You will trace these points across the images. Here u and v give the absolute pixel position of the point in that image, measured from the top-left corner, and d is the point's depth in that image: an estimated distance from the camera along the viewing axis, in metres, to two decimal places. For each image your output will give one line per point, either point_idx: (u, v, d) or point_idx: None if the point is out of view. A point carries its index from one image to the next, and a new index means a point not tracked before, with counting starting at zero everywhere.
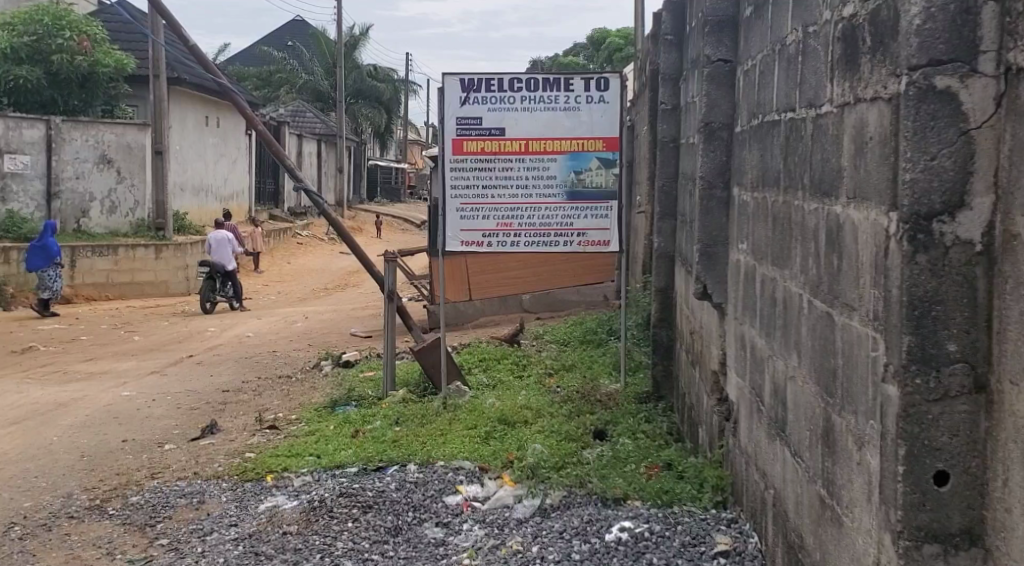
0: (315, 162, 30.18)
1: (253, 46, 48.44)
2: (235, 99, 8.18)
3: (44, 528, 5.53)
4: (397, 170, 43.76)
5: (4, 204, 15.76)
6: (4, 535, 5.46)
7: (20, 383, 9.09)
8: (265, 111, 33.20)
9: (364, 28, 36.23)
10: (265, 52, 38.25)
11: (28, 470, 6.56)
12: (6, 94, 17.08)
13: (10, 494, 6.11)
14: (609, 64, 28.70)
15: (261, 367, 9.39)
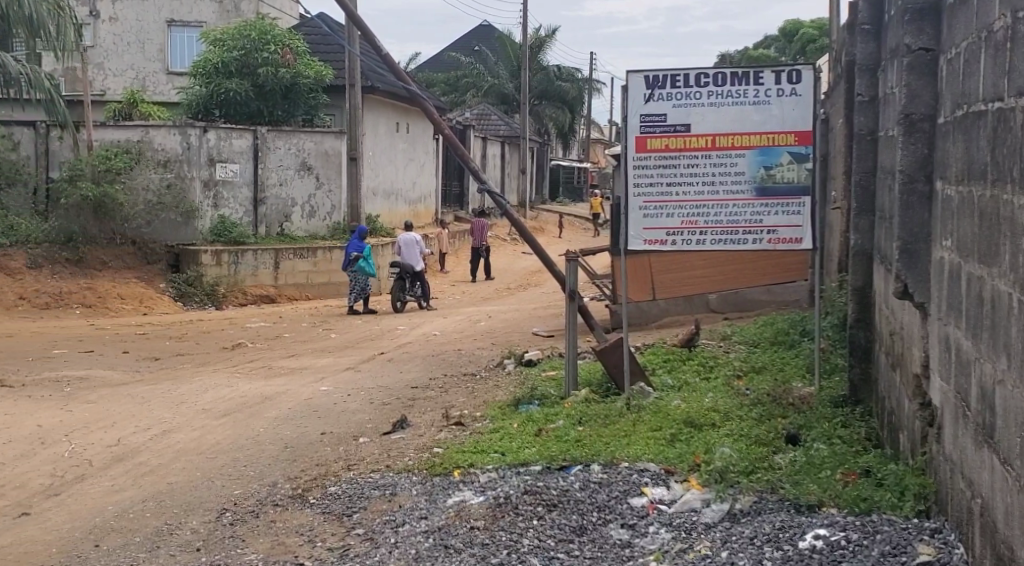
0: (499, 164, 30.49)
1: (442, 52, 49.42)
2: (423, 105, 8.30)
3: (252, 515, 5.89)
4: (581, 170, 43.72)
5: (217, 210, 16.79)
6: (217, 520, 5.85)
7: (229, 377, 9.52)
8: (452, 115, 33.78)
9: (550, 29, 36.36)
10: (454, 58, 39.02)
11: (235, 461, 6.93)
12: (218, 105, 18.09)
13: (221, 482, 6.54)
14: (802, 55, 27.98)
15: (450, 364, 9.54)
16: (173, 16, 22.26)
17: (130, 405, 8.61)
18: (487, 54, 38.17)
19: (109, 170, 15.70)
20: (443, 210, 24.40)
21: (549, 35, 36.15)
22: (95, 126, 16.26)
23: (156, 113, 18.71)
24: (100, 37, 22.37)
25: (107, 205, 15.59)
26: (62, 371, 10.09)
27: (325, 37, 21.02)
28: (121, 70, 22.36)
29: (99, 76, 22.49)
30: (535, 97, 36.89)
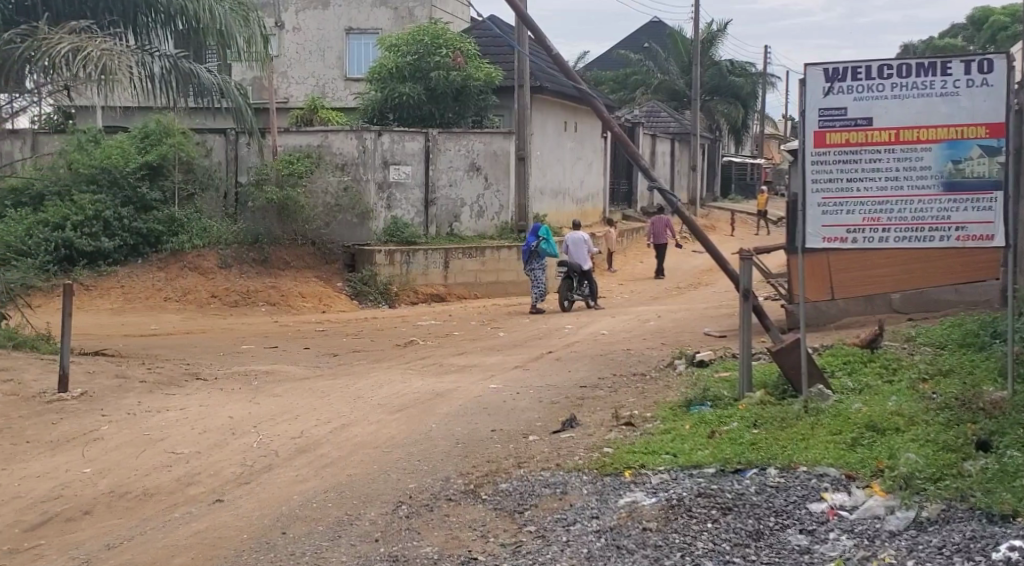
0: (669, 161, 30.21)
1: (613, 50, 49.26)
2: (594, 104, 8.26)
3: (427, 508, 6.21)
4: (756, 166, 42.81)
5: (389, 212, 17.18)
6: (394, 513, 6.22)
7: (402, 373, 9.73)
8: (621, 113, 33.73)
9: (723, 23, 35.77)
10: (624, 55, 38.91)
11: (410, 455, 7.16)
12: (392, 109, 18.55)
13: (397, 475, 6.82)
14: (994, 44, 26.65)
15: (619, 364, 9.49)
16: (351, 24, 22.85)
17: (310, 399, 8.88)
18: (658, 51, 37.90)
19: (293, 174, 16.65)
20: (612, 209, 24.32)
21: (722, 29, 35.57)
22: (280, 133, 17.12)
23: (335, 118, 19.33)
24: (285, 47, 23.24)
25: (290, 208, 16.55)
26: (248, 366, 10.52)
27: (496, 38, 21.22)
28: (303, 78, 23.12)
29: (282, 84, 23.34)
30: (707, 93, 36.69)
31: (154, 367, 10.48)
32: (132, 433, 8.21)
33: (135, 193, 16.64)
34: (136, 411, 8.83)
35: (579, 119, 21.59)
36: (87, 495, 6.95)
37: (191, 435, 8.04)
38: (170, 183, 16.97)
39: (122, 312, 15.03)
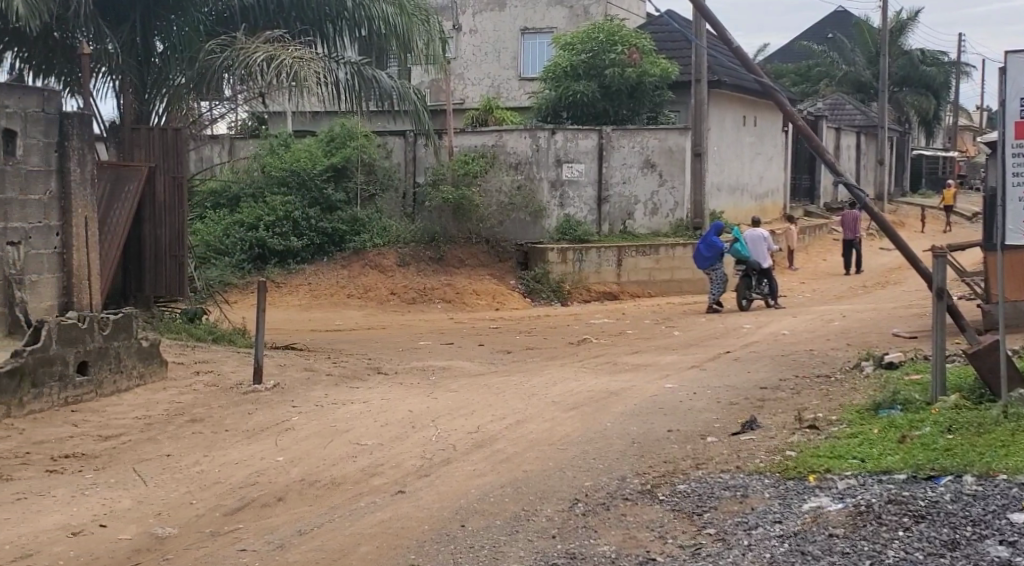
0: (854, 155, 29.34)
1: (795, 42, 48.19)
2: (777, 98, 8.06)
3: (604, 507, 6.18)
4: (945, 160, 41.15)
5: (562, 210, 17.23)
6: (570, 510, 6.21)
7: (577, 371, 9.72)
8: (804, 107, 32.97)
9: (912, 12, 34.53)
10: (806, 47, 38.05)
11: (586, 453, 7.13)
12: (566, 107, 18.61)
13: (573, 473, 6.80)
14: None
15: (800, 365, 9.24)
16: (526, 24, 23.00)
17: (486, 395, 8.96)
18: (843, 41, 36.87)
19: (467, 174, 16.94)
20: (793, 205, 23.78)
21: (912, 17, 34.32)
22: (456, 133, 17.41)
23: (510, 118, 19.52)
24: (462, 49, 23.59)
25: (465, 208, 16.79)
26: (426, 362, 10.67)
27: (672, 33, 21.02)
28: (479, 78, 23.41)
29: (459, 85, 23.69)
30: (895, 85, 35.45)
31: (339, 361, 10.77)
32: (320, 424, 8.46)
33: (321, 194, 17.27)
34: (322, 403, 9.08)
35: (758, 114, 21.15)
36: (278, 482, 7.21)
37: (374, 427, 8.22)
38: (353, 184, 17.48)
39: (309, 308, 15.51)
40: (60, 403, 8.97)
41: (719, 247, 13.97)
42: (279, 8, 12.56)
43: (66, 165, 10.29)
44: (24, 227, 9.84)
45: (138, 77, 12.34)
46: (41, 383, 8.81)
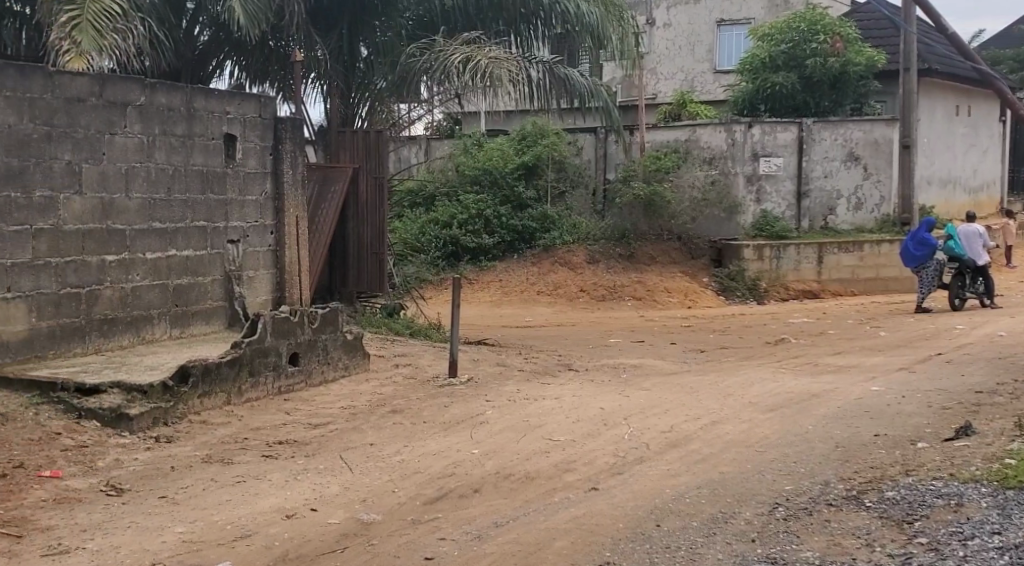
0: None
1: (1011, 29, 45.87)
2: (997, 85, 7.64)
3: (806, 511, 5.98)
4: None
5: (759, 205, 16.91)
6: (771, 514, 6.03)
7: (776, 371, 9.45)
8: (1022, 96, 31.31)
9: None
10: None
11: (787, 455, 6.92)
12: (764, 100, 18.19)
13: (772, 475, 6.60)
14: None
15: (1019, 369, 8.72)
16: (722, 16, 22.61)
17: (682, 394, 8.80)
18: None
19: (659, 170, 16.66)
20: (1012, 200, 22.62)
21: None
22: (647, 128, 17.31)
23: (705, 113, 19.26)
24: (655, 44, 23.41)
25: (657, 204, 16.48)
26: (618, 359, 10.57)
27: (879, 20, 20.29)
28: (672, 73, 23.17)
29: (652, 80, 23.51)
30: None
31: (531, 357, 10.80)
32: (514, 418, 8.49)
33: (512, 191, 17.43)
34: (515, 398, 9.12)
35: (972, 103, 20.18)
36: (474, 474, 7.26)
37: (567, 423, 8.20)
38: (544, 181, 17.56)
39: (501, 304, 15.66)
40: (274, 392, 9.41)
41: (931, 244, 13.33)
42: (479, 10, 12.75)
43: (280, 167, 11.13)
44: (243, 226, 10.77)
45: (344, 80, 12.71)
46: (257, 373, 9.25)
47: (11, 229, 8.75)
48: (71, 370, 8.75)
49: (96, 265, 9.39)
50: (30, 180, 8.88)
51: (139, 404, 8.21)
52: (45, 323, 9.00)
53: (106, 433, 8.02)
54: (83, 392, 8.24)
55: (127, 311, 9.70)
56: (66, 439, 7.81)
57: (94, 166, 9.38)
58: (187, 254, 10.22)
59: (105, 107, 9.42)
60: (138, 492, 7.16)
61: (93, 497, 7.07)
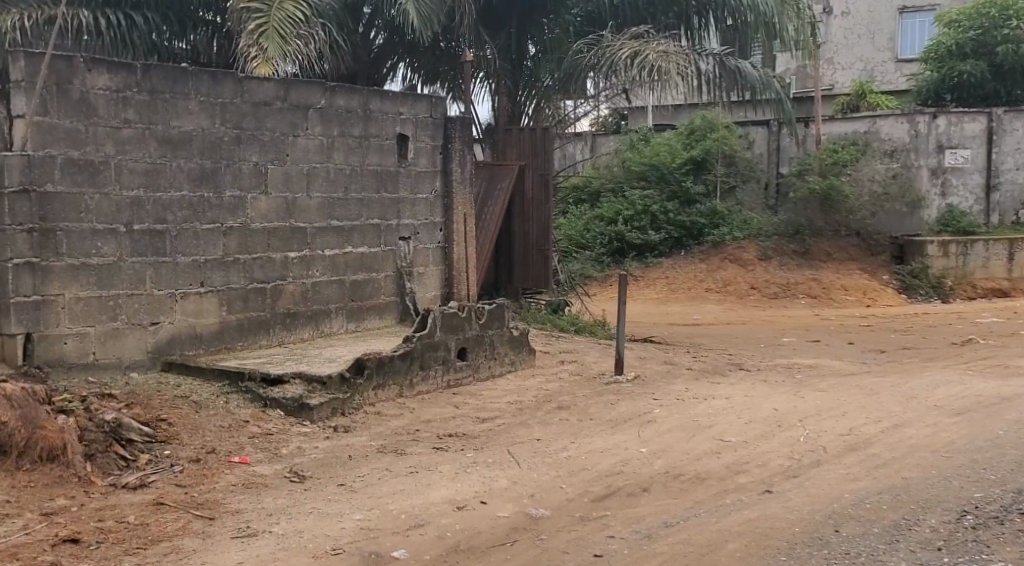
0: None
1: None
2: None
3: (996, 521, 5.91)
4: None
5: (945, 199, 16.47)
6: (959, 522, 5.92)
7: (961, 374, 9.02)
8: None
9: None
10: None
11: (975, 463, 6.61)
12: (951, 89, 17.52)
13: (959, 483, 6.39)
14: None
15: None
16: (904, 3, 21.87)
17: (860, 396, 8.50)
18: None
19: (837, 163, 16.17)
20: None
21: None
22: (823, 120, 17.01)
23: (886, 103, 18.62)
24: (832, 33, 22.73)
25: (834, 198, 15.98)
26: (791, 360, 10.27)
27: None
28: (850, 63, 22.49)
29: (829, 70, 22.84)
30: None
31: (699, 355, 10.61)
32: (684, 418, 8.34)
33: (680, 187, 17.30)
34: (685, 398, 8.96)
35: None
36: (643, 473, 7.15)
37: (738, 424, 8.01)
38: (713, 176, 17.24)
39: (668, 302, 15.47)
40: (444, 385, 9.50)
41: None
42: (648, 5, 12.62)
43: (449, 165, 11.26)
44: (414, 223, 10.93)
45: (512, 79, 12.78)
46: (427, 367, 9.36)
47: (205, 227, 9.12)
48: (258, 361, 9.04)
49: (280, 261, 9.69)
50: (221, 181, 9.23)
51: (318, 394, 8.41)
52: (234, 316, 9.36)
53: (290, 421, 8.24)
54: (268, 382, 8.53)
55: (308, 306, 9.97)
56: (253, 427, 8.07)
57: (279, 166, 9.68)
58: (363, 251, 10.44)
59: (290, 110, 9.70)
60: (319, 479, 7.32)
61: (279, 483, 7.27)
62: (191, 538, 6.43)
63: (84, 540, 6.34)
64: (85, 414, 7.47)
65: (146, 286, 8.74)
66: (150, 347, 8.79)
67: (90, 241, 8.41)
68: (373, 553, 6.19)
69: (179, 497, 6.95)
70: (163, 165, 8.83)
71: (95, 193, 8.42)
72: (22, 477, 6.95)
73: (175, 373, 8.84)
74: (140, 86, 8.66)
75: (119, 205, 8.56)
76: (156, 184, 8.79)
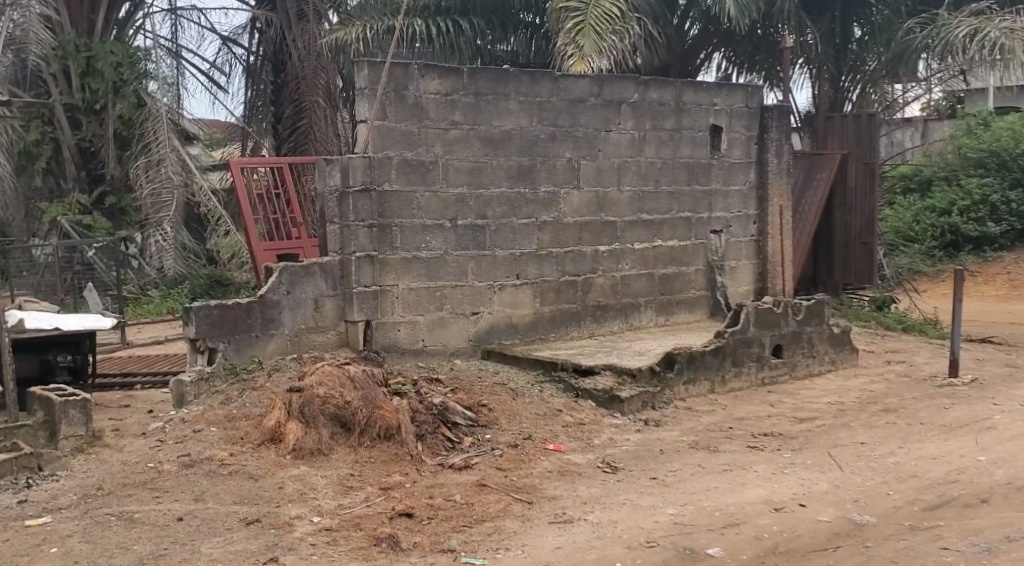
0: None
1: None
2: None
3: None
4: None
5: None
6: None
7: None
8: None
9: None
10: None
11: None
12: None
13: None
14: None
15: None
16: None
17: None
18: None
19: None
20: None
21: None
22: None
23: None
24: None
25: None
26: None
27: None
28: None
29: None
30: None
31: None
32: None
33: None
34: None
35: None
36: (983, 483, 7.04)
37: None
38: None
39: (1011, 298, 14.45)
40: (759, 383, 9.47)
41: None
42: None
43: (766, 155, 11.35)
44: (726, 216, 11.16)
45: (835, 62, 13.21)
46: (740, 363, 9.35)
47: (521, 222, 9.85)
48: (567, 351, 9.51)
49: (591, 255, 10.27)
50: (537, 177, 9.91)
51: (627, 387, 8.68)
52: (547, 308, 10.04)
53: (601, 413, 8.55)
54: (580, 372, 9.00)
55: (618, 299, 10.48)
56: (567, 416, 8.49)
57: (591, 162, 10.22)
58: (672, 244, 10.78)
59: (603, 106, 10.22)
60: (631, 471, 7.62)
61: (592, 472, 7.64)
62: (511, 521, 6.95)
63: (416, 515, 7.02)
64: (416, 398, 8.31)
65: (469, 277, 9.62)
66: (470, 336, 9.66)
67: (420, 237, 9.39)
68: (689, 549, 6.46)
69: (499, 479, 7.50)
70: (484, 162, 9.63)
71: (426, 191, 9.38)
72: (364, 452, 7.85)
73: (493, 361, 9.69)
74: (467, 89, 9.49)
75: (446, 202, 9.48)
76: (480, 182, 9.62)
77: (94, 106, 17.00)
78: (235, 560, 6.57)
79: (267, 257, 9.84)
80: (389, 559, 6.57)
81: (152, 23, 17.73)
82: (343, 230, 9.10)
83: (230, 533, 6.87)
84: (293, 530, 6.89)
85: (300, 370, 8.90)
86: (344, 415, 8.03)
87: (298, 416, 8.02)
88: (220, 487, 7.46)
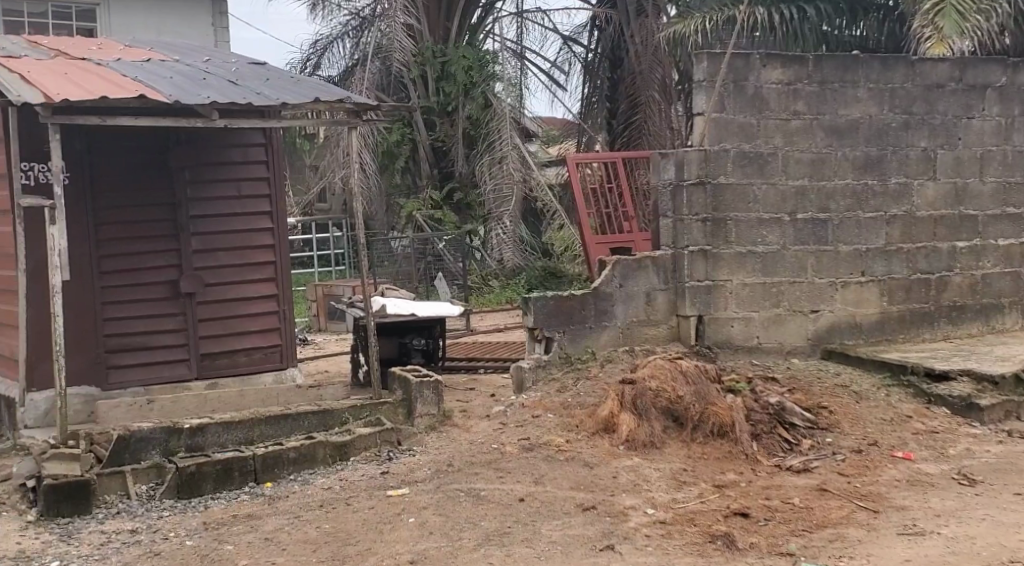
0: None
1: None
2: None
3: None
4: None
5: None
6: None
7: None
8: None
9: None
10: None
11: None
12: None
13: None
14: None
15: None
16: None
17: None
18: None
19: None
20: None
21: None
22: None
23: None
24: None
25: None
26: None
27: None
28: None
29: None
30: None
31: None
32: None
33: None
34: None
35: None
36: None
37: None
38: None
39: None
40: None
41: None
42: None
43: None
44: None
45: None
46: None
47: (868, 216, 10.38)
48: (918, 353, 10.11)
49: (947, 253, 10.67)
50: (887, 167, 10.43)
51: (989, 395, 9.32)
52: (895, 307, 10.51)
53: (958, 420, 9.24)
54: (931, 376, 9.66)
55: (977, 299, 10.87)
56: (918, 423, 9.21)
57: (949, 151, 10.64)
58: None
59: (965, 91, 10.64)
60: (994, 486, 8.22)
61: (943, 483, 8.31)
62: (855, 529, 7.63)
63: (751, 516, 7.82)
64: (752, 397, 9.28)
65: (808, 273, 10.24)
66: (809, 334, 10.29)
67: (757, 230, 10.11)
68: None
69: (841, 485, 8.27)
70: (828, 153, 10.26)
71: (764, 183, 10.10)
72: (696, 447, 8.88)
73: (834, 361, 10.29)
74: (811, 77, 10.16)
75: (785, 195, 10.16)
76: (822, 173, 10.24)
77: (447, 108, 18.51)
78: (574, 543, 7.55)
79: (601, 249, 10.94)
80: (724, 556, 7.34)
81: (500, 27, 18.47)
82: (676, 223, 10.04)
83: (568, 517, 7.90)
84: (628, 520, 7.84)
85: (631, 362, 10.07)
86: (676, 409, 9.12)
87: (631, 408, 9.15)
88: (556, 471, 8.63)
